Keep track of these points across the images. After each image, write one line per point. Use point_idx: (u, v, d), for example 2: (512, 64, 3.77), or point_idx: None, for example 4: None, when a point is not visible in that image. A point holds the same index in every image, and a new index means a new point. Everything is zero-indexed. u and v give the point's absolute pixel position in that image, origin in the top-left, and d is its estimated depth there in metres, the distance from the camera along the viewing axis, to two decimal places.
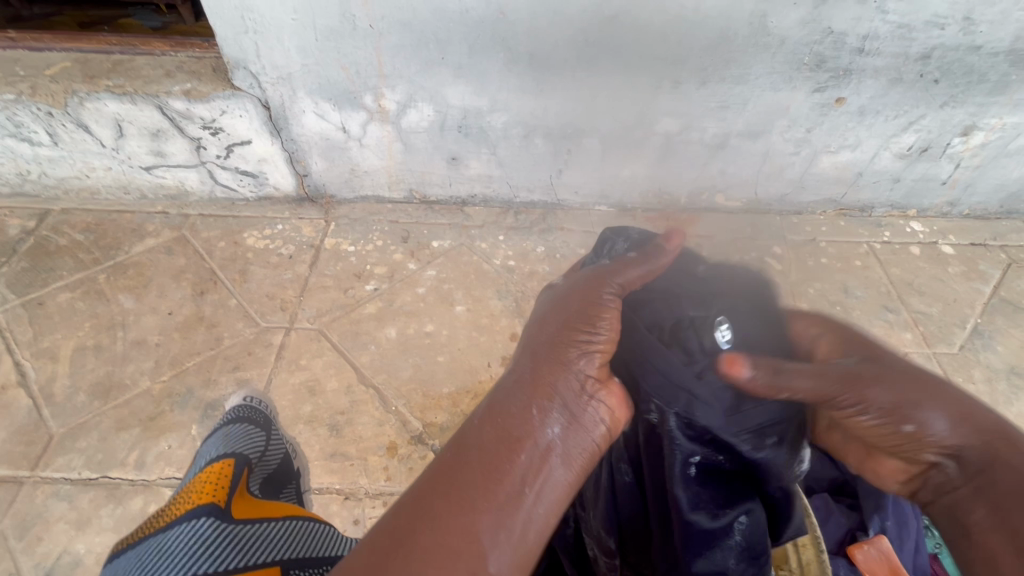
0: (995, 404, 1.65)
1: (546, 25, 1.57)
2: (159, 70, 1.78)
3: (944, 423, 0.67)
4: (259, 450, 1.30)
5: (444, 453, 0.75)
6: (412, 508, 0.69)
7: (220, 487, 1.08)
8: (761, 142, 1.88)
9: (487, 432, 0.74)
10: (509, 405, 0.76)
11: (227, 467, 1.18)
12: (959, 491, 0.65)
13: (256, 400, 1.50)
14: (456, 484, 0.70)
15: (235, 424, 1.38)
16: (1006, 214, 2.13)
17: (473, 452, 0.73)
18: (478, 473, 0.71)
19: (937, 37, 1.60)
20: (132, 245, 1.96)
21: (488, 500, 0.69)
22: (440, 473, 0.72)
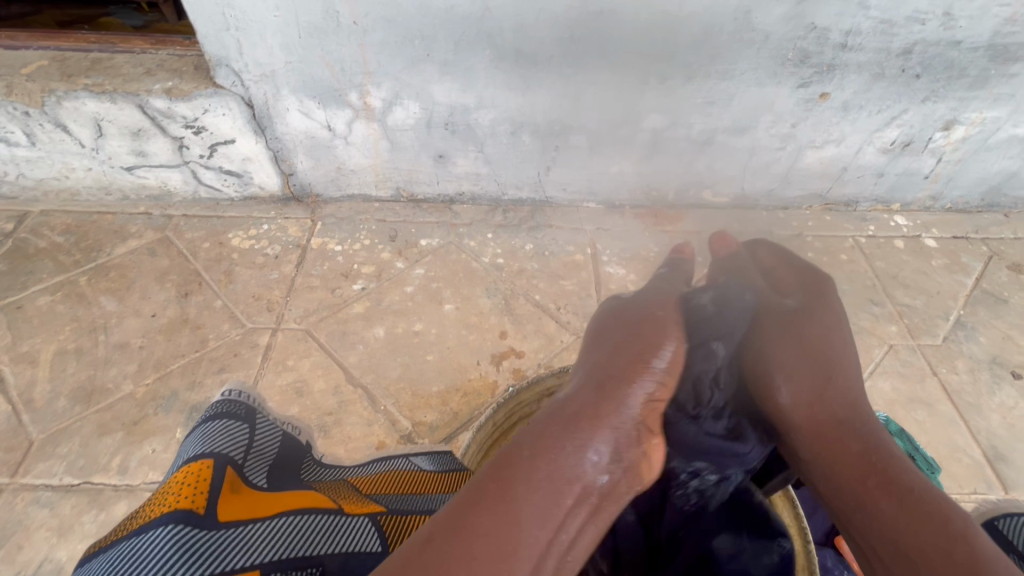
0: (978, 395, 1.68)
1: (532, 22, 1.57)
2: (139, 69, 1.75)
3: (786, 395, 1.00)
4: (244, 449, 1.02)
5: (489, 482, 0.77)
6: (457, 532, 0.71)
7: (199, 488, 0.88)
8: (747, 137, 1.89)
9: (544, 468, 0.79)
10: (567, 446, 0.81)
11: (202, 466, 0.92)
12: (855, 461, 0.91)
13: (240, 391, 1.15)
14: (502, 517, 0.73)
15: (208, 420, 1.08)
16: (986, 208, 2.17)
17: (527, 485, 0.77)
18: (526, 512, 0.75)
19: (918, 32, 1.61)
20: (114, 247, 1.93)
21: (532, 536, 0.73)
22: (483, 502, 0.74)
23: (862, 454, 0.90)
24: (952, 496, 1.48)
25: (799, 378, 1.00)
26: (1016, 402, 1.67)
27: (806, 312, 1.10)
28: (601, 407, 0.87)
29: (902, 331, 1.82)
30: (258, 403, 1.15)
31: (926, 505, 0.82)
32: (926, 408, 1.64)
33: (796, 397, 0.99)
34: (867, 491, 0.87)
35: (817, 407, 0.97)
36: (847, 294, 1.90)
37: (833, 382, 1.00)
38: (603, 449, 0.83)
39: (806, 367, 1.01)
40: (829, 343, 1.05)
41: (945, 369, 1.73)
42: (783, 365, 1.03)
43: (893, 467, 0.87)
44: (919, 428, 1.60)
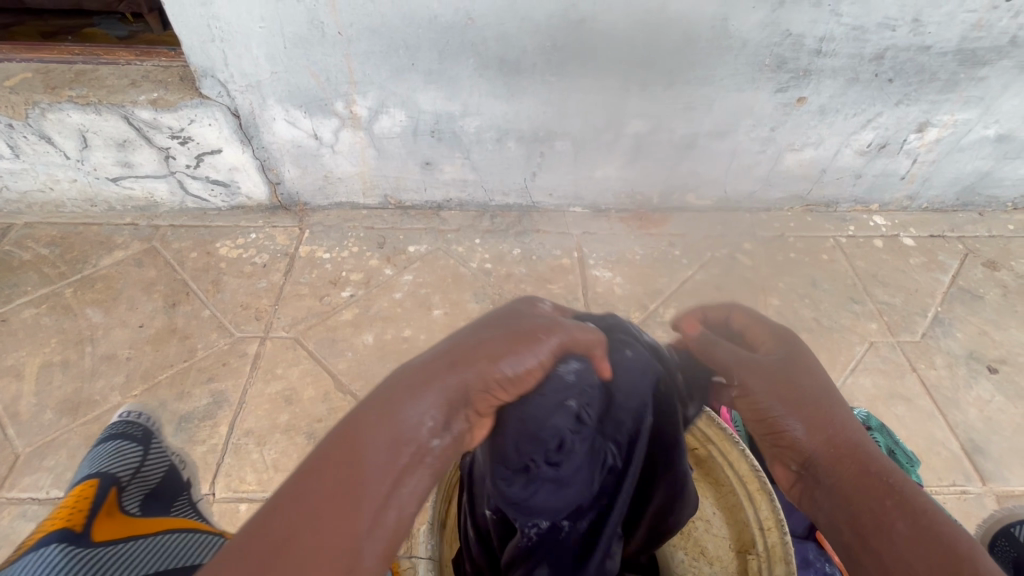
0: (956, 389, 1.72)
1: (515, 31, 1.60)
2: (123, 80, 1.75)
3: (801, 430, 0.79)
4: (132, 468, 1.20)
5: (330, 446, 0.60)
6: (297, 502, 0.56)
7: (79, 507, 1.01)
8: (728, 141, 1.93)
9: (380, 417, 0.61)
10: (402, 387, 0.63)
11: (86, 486, 1.10)
12: (880, 497, 0.71)
13: (140, 415, 1.43)
14: (347, 481, 0.57)
15: (108, 441, 1.31)
16: (961, 207, 2.22)
17: (366, 446, 0.59)
18: (370, 470, 0.58)
19: (889, 38, 1.67)
20: (101, 258, 1.92)
21: (374, 496, 0.57)
22: (331, 464, 0.58)
23: (878, 484, 0.72)
24: (932, 489, 1.51)
25: (809, 410, 0.79)
26: (992, 395, 1.71)
27: (793, 360, 0.84)
28: (458, 349, 0.66)
29: (882, 328, 1.86)
30: (156, 429, 1.42)
31: (940, 527, 0.68)
32: (906, 403, 1.68)
33: (809, 422, 0.79)
34: (882, 516, 0.70)
35: (829, 430, 0.78)
36: (829, 294, 1.94)
37: (835, 412, 0.80)
38: (455, 393, 0.63)
39: (808, 400, 0.80)
40: (823, 381, 0.83)
41: (923, 364, 1.77)
42: (779, 393, 0.80)
43: (907, 486, 0.72)
44: (899, 423, 1.63)
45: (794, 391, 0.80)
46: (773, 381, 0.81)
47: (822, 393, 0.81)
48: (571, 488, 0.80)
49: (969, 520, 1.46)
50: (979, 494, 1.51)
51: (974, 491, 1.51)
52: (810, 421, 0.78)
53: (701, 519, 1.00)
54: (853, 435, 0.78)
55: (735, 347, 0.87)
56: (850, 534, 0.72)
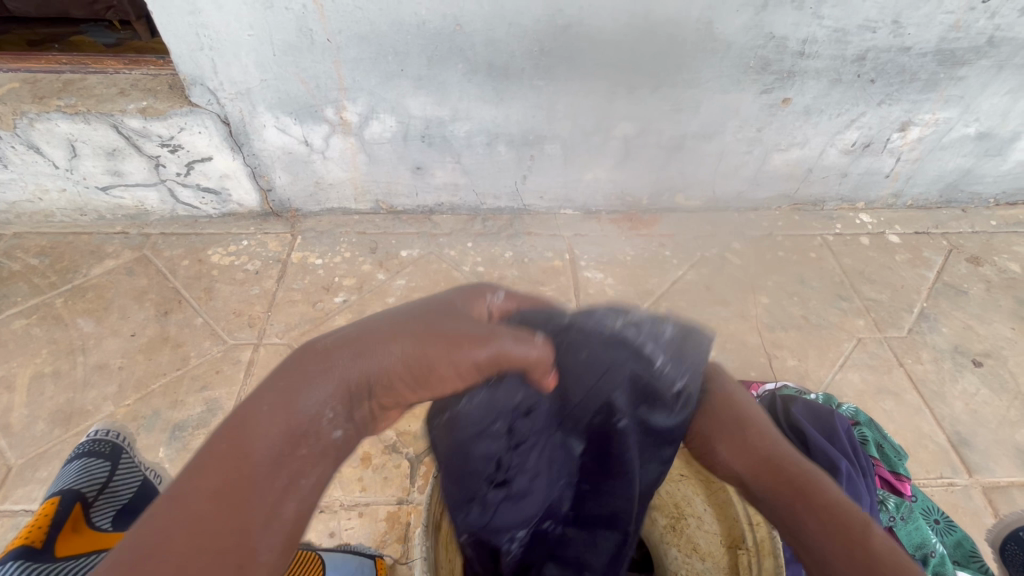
0: (942, 382, 1.75)
1: (503, 36, 1.61)
2: (113, 89, 1.75)
3: (728, 456, 0.83)
4: (99, 485, 1.20)
5: (222, 441, 0.58)
6: (178, 510, 0.52)
7: (41, 524, 1.06)
8: (715, 142, 1.96)
9: (279, 411, 0.61)
10: (304, 386, 0.63)
11: (49, 504, 1.12)
12: (795, 504, 0.75)
13: (108, 432, 1.35)
14: (240, 483, 0.56)
15: (76, 460, 1.27)
16: (945, 204, 2.26)
17: (266, 438, 0.59)
18: (269, 465, 0.58)
19: (870, 39, 1.70)
20: (91, 267, 1.91)
21: (275, 492, 0.57)
22: (221, 467, 0.56)
23: (793, 488, 0.76)
24: (920, 481, 1.54)
25: (725, 430, 0.84)
26: (978, 389, 1.74)
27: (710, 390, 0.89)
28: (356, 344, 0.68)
29: (870, 324, 1.89)
30: (127, 443, 1.35)
31: (851, 519, 0.71)
32: (895, 398, 1.70)
33: (733, 449, 0.82)
34: (797, 519, 0.74)
35: (747, 449, 0.82)
36: (817, 292, 1.97)
37: (750, 431, 0.83)
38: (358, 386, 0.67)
39: (733, 428, 0.83)
40: (741, 399, 0.87)
41: (910, 359, 1.80)
42: (709, 426, 0.85)
43: (820, 486, 0.75)
44: (887, 417, 1.66)
45: (722, 419, 0.85)
46: (702, 414, 0.86)
47: (742, 416, 0.85)
48: (533, 497, 0.89)
49: (956, 511, 1.49)
50: (966, 485, 1.54)
51: (961, 483, 1.54)
52: (737, 448, 0.82)
53: (693, 516, 1.00)
54: (783, 447, 0.81)
55: None
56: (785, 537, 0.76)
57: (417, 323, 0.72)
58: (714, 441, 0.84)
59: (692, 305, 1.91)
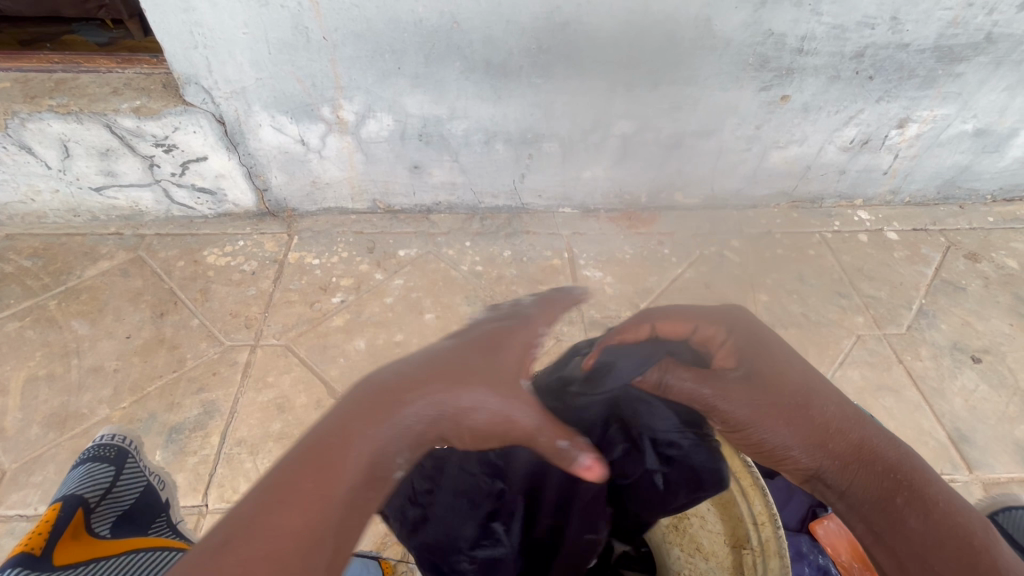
0: (941, 379, 1.75)
1: (501, 34, 1.60)
2: (105, 88, 1.73)
3: (801, 448, 0.79)
4: (100, 490, 1.24)
5: (306, 457, 0.66)
6: (253, 534, 0.59)
7: (43, 533, 1.10)
8: (713, 140, 1.95)
9: (360, 440, 0.68)
10: (389, 421, 0.69)
11: (52, 511, 1.17)
12: (895, 501, 0.73)
13: (115, 436, 1.38)
14: (310, 515, 0.62)
15: (82, 463, 1.31)
16: (942, 200, 2.27)
17: (343, 465, 0.66)
18: (338, 502, 0.64)
19: (869, 36, 1.69)
20: (85, 268, 1.89)
21: (339, 528, 0.63)
22: (297, 497, 0.63)
23: (887, 482, 0.74)
24: None
25: (794, 421, 0.80)
26: (977, 385, 1.74)
27: (754, 380, 0.84)
28: (419, 400, 0.72)
29: (869, 321, 1.89)
30: (134, 447, 1.38)
31: (955, 518, 0.70)
32: (894, 395, 1.70)
33: (806, 442, 0.79)
34: (897, 514, 0.72)
35: (828, 442, 0.78)
36: (816, 289, 1.97)
37: (828, 415, 0.80)
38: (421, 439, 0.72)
39: (801, 418, 0.80)
40: (796, 376, 0.85)
41: (909, 356, 1.80)
42: (773, 415, 0.81)
43: (915, 478, 0.74)
44: (887, 414, 1.66)
45: (784, 404, 0.81)
46: (765, 404, 0.81)
47: (807, 398, 0.81)
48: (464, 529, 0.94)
49: None
50: (967, 482, 1.54)
51: (962, 479, 1.54)
52: (811, 439, 0.79)
53: (695, 515, 0.98)
54: (862, 432, 0.79)
55: (689, 373, 0.88)
56: (870, 532, 0.74)
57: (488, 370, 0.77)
58: (782, 432, 0.80)
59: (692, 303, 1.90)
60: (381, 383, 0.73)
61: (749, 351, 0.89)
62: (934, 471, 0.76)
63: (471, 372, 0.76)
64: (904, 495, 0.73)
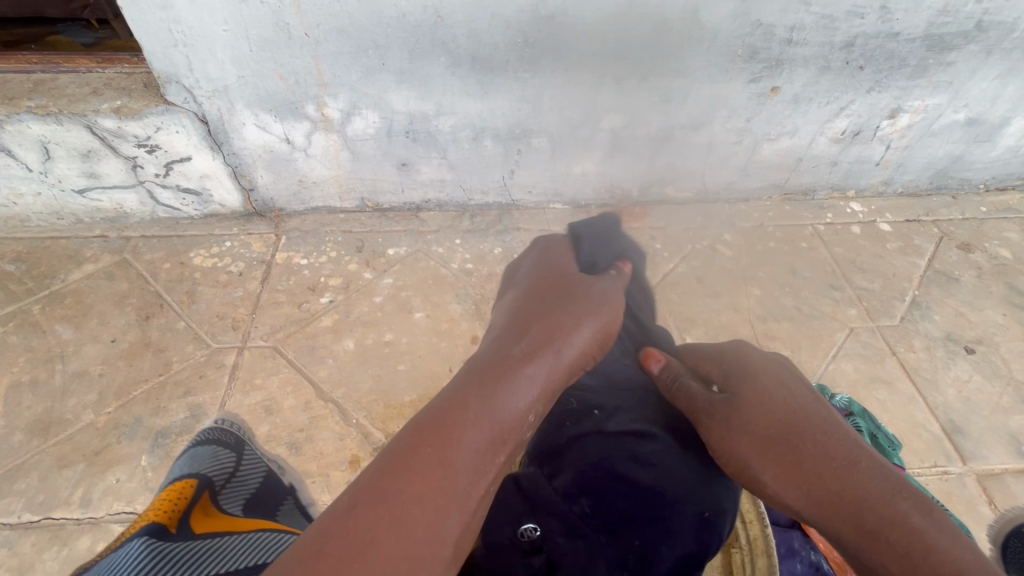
0: (934, 370, 1.74)
1: (486, 27, 1.58)
2: (85, 88, 1.70)
3: (776, 482, 0.77)
4: (225, 472, 1.34)
5: (422, 438, 0.68)
6: (382, 497, 0.62)
7: (179, 500, 1.15)
8: (704, 132, 1.93)
9: (477, 421, 0.71)
10: (502, 395, 0.75)
11: (187, 486, 1.24)
12: (877, 554, 0.65)
13: (233, 423, 1.51)
14: (438, 485, 0.64)
15: (205, 445, 1.41)
16: (935, 190, 2.25)
17: (462, 442, 0.68)
18: (461, 474, 0.66)
19: (859, 25, 1.68)
20: (69, 272, 1.86)
21: (463, 500, 0.65)
22: (418, 464, 0.65)
23: (867, 531, 0.67)
24: (915, 471, 1.53)
25: (766, 450, 0.79)
26: (970, 376, 1.74)
27: (734, 404, 0.87)
28: (521, 361, 0.82)
29: (862, 313, 1.88)
30: (246, 433, 1.51)
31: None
32: (887, 387, 1.70)
33: (781, 475, 0.77)
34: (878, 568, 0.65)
35: (803, 478, 0.75)
36: (808, 282, 1.96)
37: (804, 445, 0.77)
38: (537, 403, 0.79)
39: (770, 446, 0.79)
40: (781, 399, 0.84)
41: (903, 348, 1.79)
42: (743, 444, 0.82)
43: (908, 530, 0.64)
44: (881, 407, 1.65)
45: (752, 433, 0.82)
46: (743, 429, 0.83)
47: (781, 430, 0.80)
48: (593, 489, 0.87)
49: (950, 500, 1.48)
50: (961, 474, 1.53)
51: (956, 471, 1.53)
52: (782, 471, 0.77)
53: None
54: (850, 459, 0.73)
55: (692, 391, 0.93)
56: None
57: (565, 315, 0.94)
58: (752, 455, 0.80)
59: (683, 299, 1.89)
60: (486, 365, 0.81)
61: (740, 369, 0.92)
62: (936, 525, 0.64)
63: (559, 337, 0.89)
64: (888, 545, 0.65)
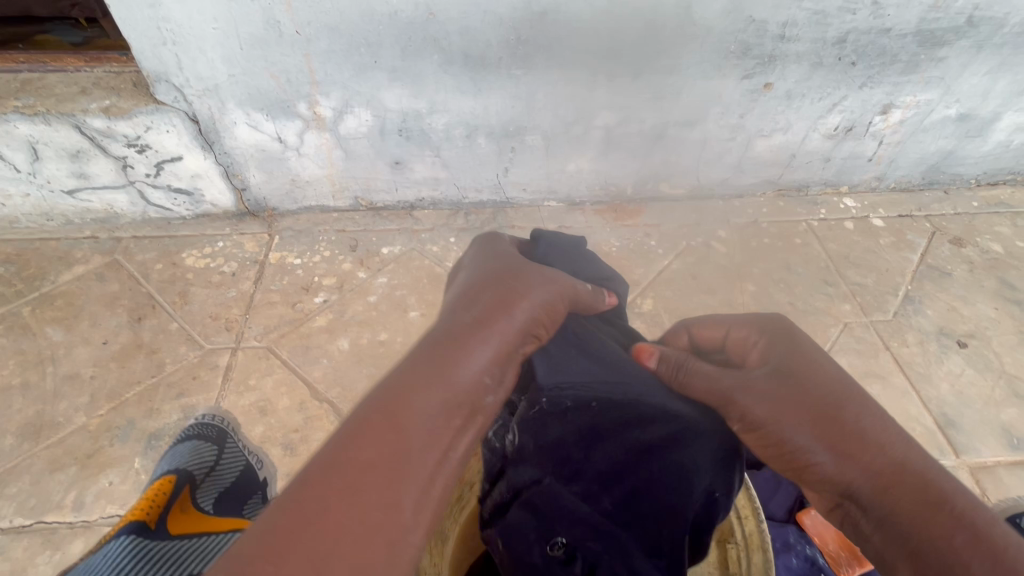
0: (928, 364, 1.76)
1: (478, 25, 1.57)
2: (73, 88, 1.68)
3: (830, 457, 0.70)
4: (207, 467, 1.31)
5: (372, 411, 0.64)
6: (332, 473, 0.58)
7: (158, 501, 1.10)
8: (698, 129, 1.93)
9: (430, 387, 0.66)
10: (457, 362, 0.69)
11: (167, 481, 1.19)
12: (948, 538, 0.61)
13: (217, 418, 1.48)
14: (390, 457, 0.61)
15: (187, 441, 1.37)
16: (928, 186, 2.27)
17: (413, 411, 0.64)
18: (415, 445, 0.62)
19: (851, 21, 1.68)
20: (59, 274, 1.85)
21: (421, 469, 0.62)
22: (368, 438, 0.61)
23: (935, 514, 0.62)
24: None
25: (819, 424, 0.72)
26: (963, 369, 1.75)
27: (783, 373, 0.78)
28: (481, 323, 0.74)
29: (855, 309, 1.89)
30: (231, 429, 1.47)
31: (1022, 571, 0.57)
32: (881, 381, 1.70)
33: (841, 449, 0.70)
34: (948, 555, 0.60)
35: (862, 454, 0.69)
36: (803, 277, 1.96)
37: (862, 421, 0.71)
38: (496, 365, 0.72)
39: (826, 420, 0.72)
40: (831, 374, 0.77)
41: (896, 342, 1.80)
42: (793, 412, 0.74)
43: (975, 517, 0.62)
44: None
45: (805, 403, 0.74)
46: (790, 400, 0.75)
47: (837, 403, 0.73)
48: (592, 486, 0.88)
49: None
50: (954, 467, 1.54)
51: (949, 465, 1.55)
52: (839, 444, 0.70)
53: None
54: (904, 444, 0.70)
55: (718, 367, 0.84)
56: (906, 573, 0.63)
57: (530, 274, 0.85)
58: (807, 427, 0.72)
59: (678, 295, 1.89)
60: (440, 331, 0.74)
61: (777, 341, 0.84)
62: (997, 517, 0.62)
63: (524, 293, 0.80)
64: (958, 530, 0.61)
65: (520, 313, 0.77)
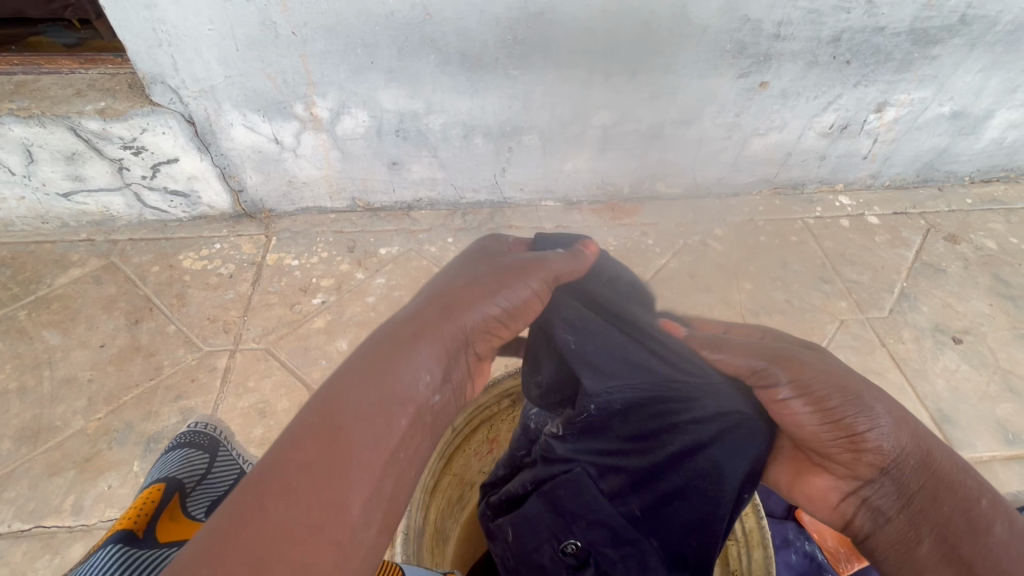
0: (923, 360, 1.77)
1: (475, 25, 1.57)
2: (68, 90, 1.67)
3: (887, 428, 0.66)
4: (198, 476, 1.29)
5: (315, 413, 0.61)
6: (272, 475, 0.56)
7: (146, 510, 1.12)
8: (694, 128, 1.94)
9: (373, 386, 0.64)
10: (403, 360, 0.67)
11: (155, 490, 1.20)
12: (978, 505, 0.64)
13: (207, 424, 1.43)
14: (333, 456, 0.58)
15: (178, 450, 1.35)
16: (922, 183, 2.28)
17: (354, 411, 0.62)
18: (360, 445, 0.60)
19: (845, 20, 1.69)
20: (55, 277, 1.84)
21: (369, 468, 0.59)
22: (309, 440, 0.59)
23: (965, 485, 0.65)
24: None
25: (891, 403, 0.67)
26: (958, 365, 1.76)
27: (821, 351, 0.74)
28: (429, 319, 0.72)
29: (851, 306, 1.90)
30: (224, 436, 1.42)
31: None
32: (877, 377, 1.71)
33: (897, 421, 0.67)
34: (978, 521, 0.63)
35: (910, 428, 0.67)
36: (799, 275, 1.97)
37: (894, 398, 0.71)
38: (440, 361, 0.69)
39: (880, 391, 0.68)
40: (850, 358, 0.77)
41: (892, 339, 1.81)
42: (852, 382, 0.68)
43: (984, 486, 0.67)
44: None
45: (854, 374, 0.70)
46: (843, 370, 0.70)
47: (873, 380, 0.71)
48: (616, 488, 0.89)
49: None
50: None
51: None
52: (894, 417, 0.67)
53: None
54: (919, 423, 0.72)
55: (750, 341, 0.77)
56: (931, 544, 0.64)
57: (487, 266, 0.82)
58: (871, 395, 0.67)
59: (676, 294, 1.90)
60: (390, 330, 0.72)
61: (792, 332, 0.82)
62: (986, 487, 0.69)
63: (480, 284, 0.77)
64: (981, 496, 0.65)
65: (474, 307, 0.73)
